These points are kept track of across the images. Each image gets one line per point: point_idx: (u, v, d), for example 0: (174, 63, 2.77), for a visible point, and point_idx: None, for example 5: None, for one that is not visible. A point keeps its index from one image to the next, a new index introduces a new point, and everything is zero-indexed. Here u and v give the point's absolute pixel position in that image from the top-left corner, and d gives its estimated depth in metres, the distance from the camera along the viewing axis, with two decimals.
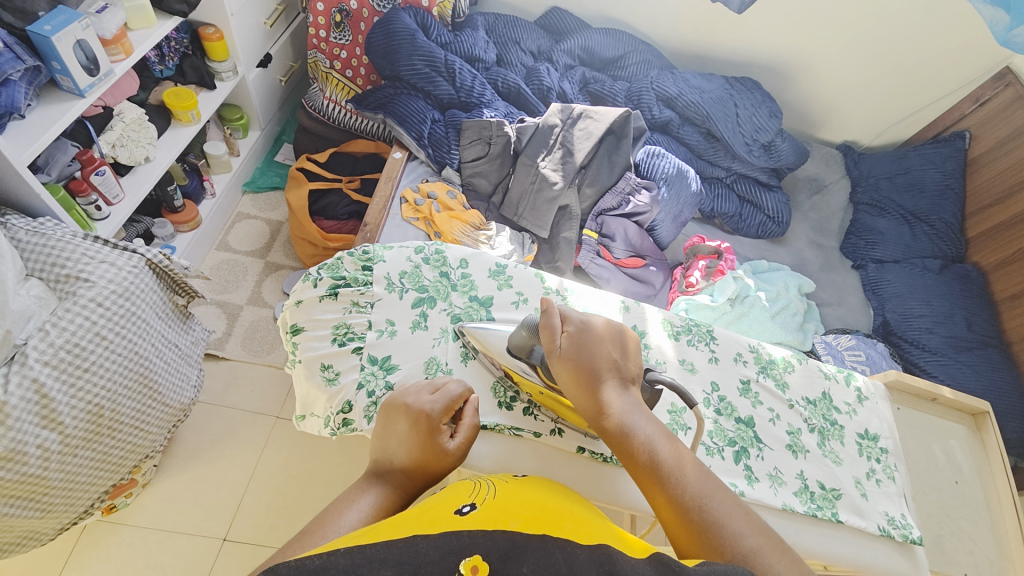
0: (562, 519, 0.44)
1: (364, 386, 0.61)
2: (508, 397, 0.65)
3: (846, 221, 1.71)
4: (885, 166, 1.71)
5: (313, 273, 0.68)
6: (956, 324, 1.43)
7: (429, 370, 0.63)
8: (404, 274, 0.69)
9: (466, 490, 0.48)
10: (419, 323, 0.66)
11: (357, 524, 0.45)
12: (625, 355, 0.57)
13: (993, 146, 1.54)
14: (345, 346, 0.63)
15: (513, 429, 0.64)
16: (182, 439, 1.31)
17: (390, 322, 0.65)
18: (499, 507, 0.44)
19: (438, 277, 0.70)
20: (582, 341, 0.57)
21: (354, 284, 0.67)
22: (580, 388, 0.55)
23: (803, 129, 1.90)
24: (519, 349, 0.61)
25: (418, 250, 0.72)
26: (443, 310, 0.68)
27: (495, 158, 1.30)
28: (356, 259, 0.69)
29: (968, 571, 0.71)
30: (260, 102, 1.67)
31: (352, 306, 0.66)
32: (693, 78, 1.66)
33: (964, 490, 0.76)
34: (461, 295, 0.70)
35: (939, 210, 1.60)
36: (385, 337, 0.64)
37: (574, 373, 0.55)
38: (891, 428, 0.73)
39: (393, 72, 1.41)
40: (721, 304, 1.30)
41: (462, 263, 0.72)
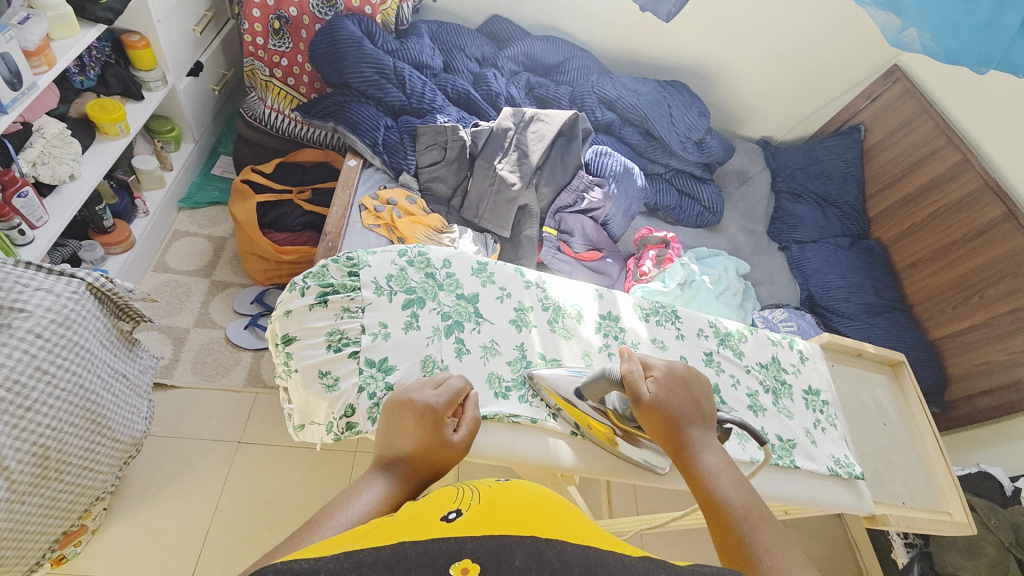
0: (550, 510, 0.47)
1: (365, 389, 0.59)
2: (503, 387, 0.64)
3: (770, 208, 1.91)
4: (798, 158, 1.93)
5: (299, 282, 0.66)
6: (867, 292, 1.66)
7: (427, 368, 0.62)
8: (390, 277, 0.67)
9: (453, 495, 0.48)
10: (411, 323, 0.64)
11: (363, 516, 0.45)
12: (708, 400, 0.61)
13: (885, 136, 1.80)
14: (340, 351, 0.61)
15: (512, 416, 0.63)
16: (133, 478, 1.22)
17: (383, 325, 0.63)
18: (485, 510, 0.44)
19: (424, 278, 0.68)
20: (669, 386, 0.60)
21: (342, 290, 0.65)
22: (666, 430, 0.58)
23: (728, 126, 2.09)
24: (594, 394, 0.63)
25: (401, 252, 0.70)
26: (433, 309, 0.66)
27: (452, 162, 1.33)
28: (341, 266, 0.66)
29: (904, 498, 0.80)
30: (192, 113, 1.59)
31: (342, 312, 0.64)
32: (629, 82, 1.78)
33: (892, 430, 0.85)
34: (448, 294, 0.68)
35: (845, 194, 1.85)
36: (380, 340, 0.62)
37: (660, 415, 0.59)
38: (830, 382, 0.83)
39: (340, 79, 1.39)
40: (673, 289, 1.41)
41: (446, 263, 0.70)
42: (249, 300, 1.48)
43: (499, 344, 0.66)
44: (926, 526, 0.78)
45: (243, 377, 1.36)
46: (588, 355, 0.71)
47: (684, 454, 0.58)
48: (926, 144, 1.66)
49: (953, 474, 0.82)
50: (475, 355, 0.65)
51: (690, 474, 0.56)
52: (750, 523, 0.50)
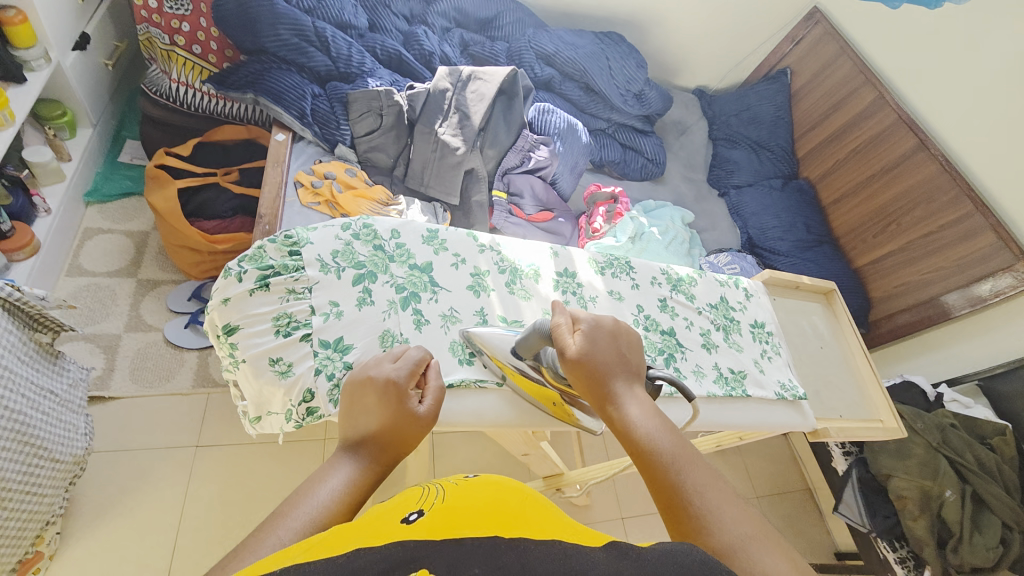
0: (516, 501, 0.46)
1: (321, 371, 0.56)
2: (467, 353, 0.63)
3: (709, 156, 1.98)
4: (732, 105, 1.99)
5: (234, 267, 0.60)
6: (799, 229, 1.79)
7: (386, 343, 0.58)
8: (336, 253, 0.61)
9: (416, 498, 0.46)
10: (364, 300, 0.60)
11: (332, 505, 0.44)
12: (632, 348, 0.58)
13: (810, 78, 1.89)
14: (292, 335, 0.56)
15: (478, 381, 0.61)
16: (83, 497, 1.13)
17: (333, 303, 0.58)
18: (447, 510, 0.42)
19: (373, 252, 0.63)
20: (592, 339, 0.56)
21: (284, 272, 0.59)
22: (593, 385, 0.55)
23: (665, 77, 2.12)
24: (529, 351, 0.59)
25: (344, 226, 0.64)
26: (386, 282, 0.61)
27: (389, 130, 1.27)
28: (280, 245, 0.60)
29: (840, 412, 0.87)
30: (84, 93, 1.40)
31: (288, 296, 0.58)
32: (566, 35, 1.73)
33: (828, 352, 0.92)
34: (400, 264, 0.63)
35: (775, 137, 1.95)
36: (332, 320, 0.57)
37: (585, 370, 0.55)
38: (773, 314, 0.89)
39: (255, 45, 1.26)
40: (624, 243, 1.44)
41: (394, 234, 0.65)
42: (185, 297, 1.37)
43: (458, 312, 0.63)
44: (860, 434, 0.85)
45: (191, 378, 1.28)
46: (548, 314, 0.70)
47: (609, 406, 0.54)
48: (845, 85, 1.76)
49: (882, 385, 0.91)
50: (435, 325, 0.61)
51: (619, 431, 0.52)
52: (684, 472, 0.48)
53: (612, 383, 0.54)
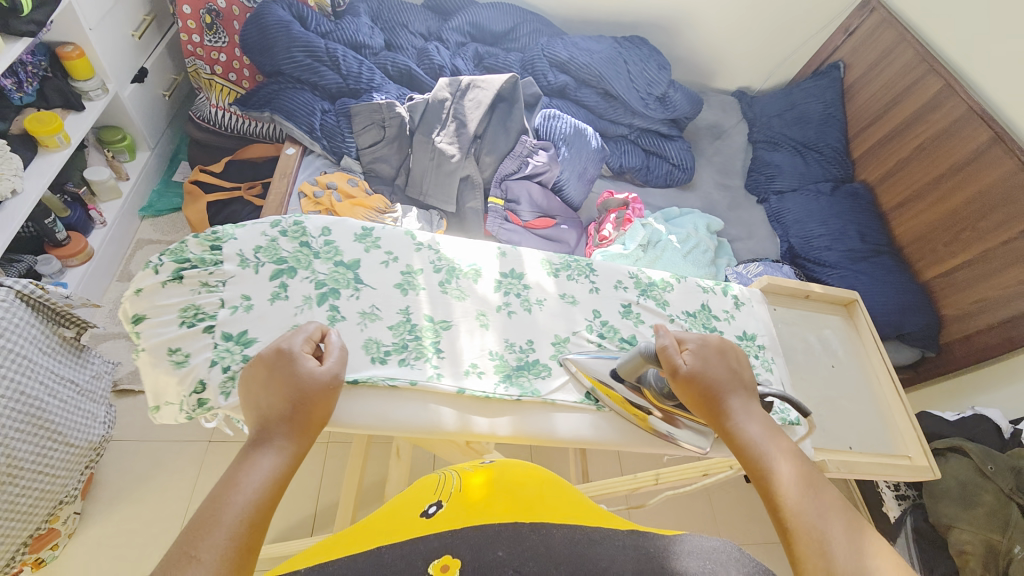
0: (529, 489, 0.53)
1: (219, 363, 0.52)
2: (381, 352, 0.58)
3: (747, 160, 1.82)
4: (775, 105, 1.83)
5: (152, 259, 0.56)
6: (851, 238, 1.56)
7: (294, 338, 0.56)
8: (259, 249, 0.60)
9: (432, 488, 0.55)
10: (278, 294, 0.57)
11: (263, 493, 0.42)
12: (745, 367, 0.59)
13: (865, 70, 1.70)
14: (194, 326, 0.53)
15: (389, 380, 0.56)
16: (105, 480, 1.23)
17: (246, 297, 0.56)
18: (463, 496, 0.51)
19: (298, 248, 0.61)
20: (705, 358, 0.58)
21: (202, 265, 0.57)
22: (708, 402, 0.57)
23: (699, 80, 2.00)
24: (630, 372, 0.60)
25: (273, 223, 0.62)
26: (306, 278, 0.59)
27: (392, 141, 1.29)
28: (202, 240, 0.58)
29: (852, 443, 0.73)
30: (143, 121, 1.59)
31: (200, 287, 0.56)
32: (582, 41, 1.70)
33: (841, 372, 0.79)
34: (324, 261, 0.61)
35: (825, 137, 1.75)
36: (240, 313, 0.55)
37: (702, 387, 0.57)
38: (768, 326, 0.78)
39: (274, 67, 1.36)
40: (634, 251, 1.35)
41: (325, 231, 0.63)
42: None
43: (380, 309, 0.61)
44: (872, 471, 0.70)
45: None
46: (485, 316, 0.65)
47: (722, 420, 0.56)
48: (905, 76, 1.56)
49: (911, 415, 0.75)
50: (352, 322, 0.59)
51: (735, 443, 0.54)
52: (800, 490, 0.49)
53: (726, 399, 0.56)
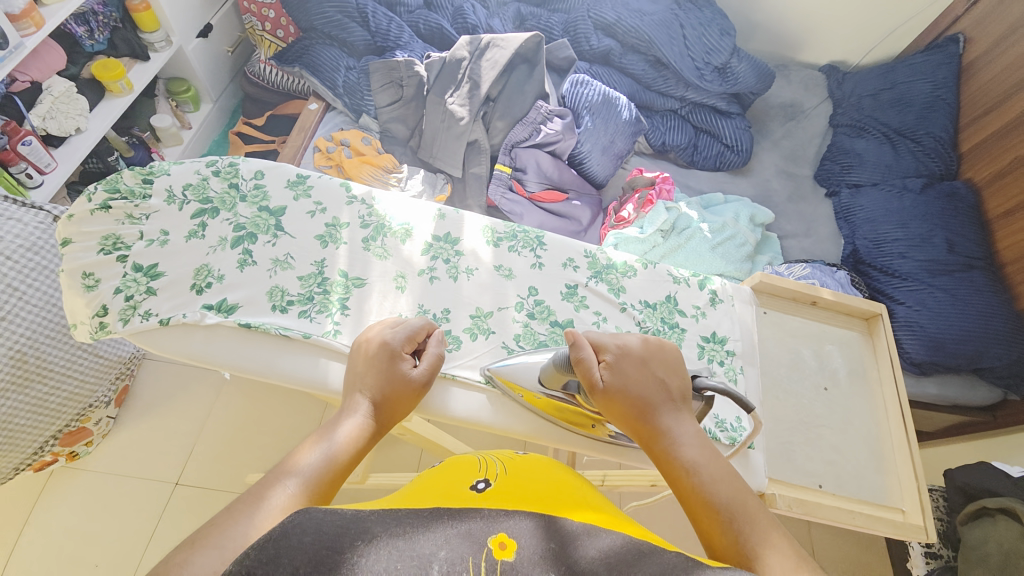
0: (574, 498, 0.46)
1: (123, 291, 0.62)
2: (284, 301, 0.64)
3: (823, 147, 1.56)
4: (870, 83, 1.54)
5: (90, 189, 0.66)
6: (935, 246, 1.26)
7: (199, 276, 0.64)
8: (188, 187, 0.68)
9: (474, 466, 0.50)
10: (196, 233, 0.66)
11: (341, 455, 0.47)
12: (673, 377, 0.55)
13: (991, 45, 1.36)
14: (109, 255, 0.63)
15: (281, 329, 0.61)
16: (138, 393, 1.36)
17: (163, 232, 0.65)
18: (512, 485, 0.46)
19: (226, 189, 0.69)
20: (627, 367, 0.55)
21: (130, 198, 0.66)
22: (635, 417, 0.53)
23: (779, 52, 1.74)
24: (552, 381, 0.59)
25: (210, 163, 0.71)
26: (226, 220, 0.67)
27: (409, 101, 1.26)
28: (136, 173, 0.67)
29: (823, 482, 0.64)
30: (206, 74, 1.66)
31: (125, 218, 0.65)
32: (634, 1, 1.53)
33: (835, 397, 0.70)
34: (249, 205, 0.69)
35: (927, 123, 1.42)
36: (153, 246, 0.64)
37: (623, 398, 0.53)
38: (745, 330, 0.70)
39: (307, 23, 1.39)
40: (651, 236, 1.22)
41: (256, 174, 0.71)
42: None
43: (293, 259, 0.66)
44: (845, 519, 0.62)
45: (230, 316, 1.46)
46: (407, 277, 0.69)
47: (649, 437, 0.52)
48: None
49: (916, 460, 0.66)
50: (261, 267, 0.65)
51: (664, 466, 0.51)
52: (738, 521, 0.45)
53: (652, 414, 0.53)
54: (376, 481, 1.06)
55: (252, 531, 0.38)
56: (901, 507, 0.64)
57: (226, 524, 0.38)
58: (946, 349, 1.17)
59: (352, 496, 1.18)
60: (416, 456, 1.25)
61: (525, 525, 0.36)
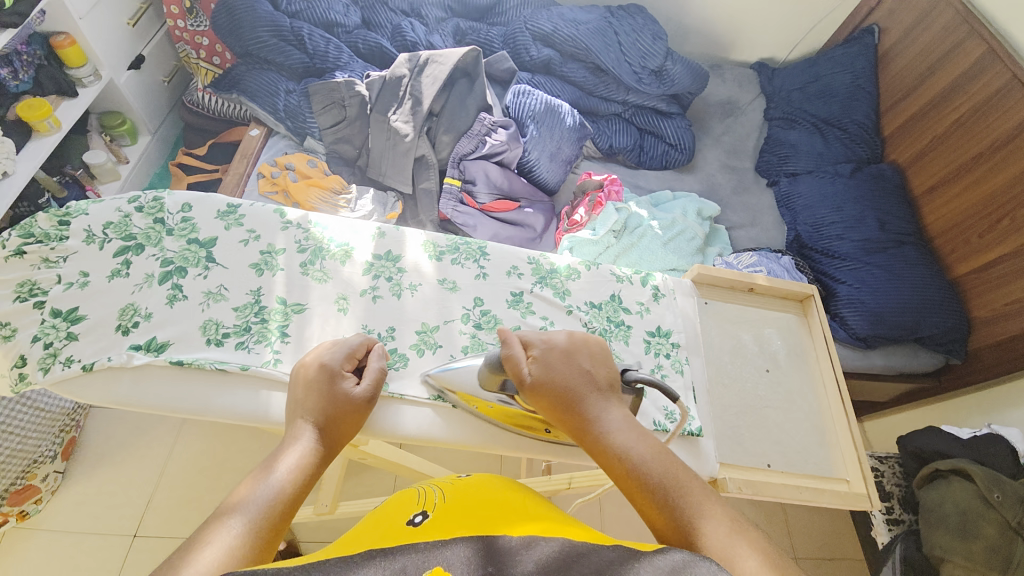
0: (516, 510, 0.46)
1: (41, 339, 0.59)
2: (219, 334, 0.62)
3: (761, 140, 1.63)
4: (796, 78, 1.63)
5: (1, 236, 0.63)
6: (869, 226, 1.33)
7: (125, 316, 0.61)
8: (109, 225, 0.66)
9: (413, 500, 0.50)
10: (119, 272, 0.63)
11: (287, 485, 0.46)
12: (597, 365, 0.57)
13: (902, 35, 1.47)
14: (25, 302, 0.60)
15: (217, 363, 0.59)
16: (88, 445, 1.28)
17: (84, 274, 0.63)
18: (451, 509, 0.46)
19: (151, 224, 0.67)
20: (551, 362, 0.56)
21: (45, 241, 0.63)
22: (567, 413, 0.54)
23: (713, 53, 1.82)
24: (490, 383, 0.59)
25: (132, 199, 0.68)
26: (152, 255, 0.65)
27: (354, 121, 1.25)
28: (51, 215, 0.64)
29: (771, 461, 0.67)
30: (142, 106, 1.61)
31: (41, 263, 0.62)
32: (569, 12, 1.58)
33: (777, 378, 0.73)
34: (176, 239, 0.66)
35: (851, 112, 1.51)
36: (72, 289, 0.61)
37: (552, 395, 0.54)
38: (688, 321, 0.72)
39: (243, 48, 1.37)
40: (604, 237, 1.25)
41: (184, 207, 0.69)
42: None
43: (227, 290, 0.64)
44: (794, 495, 0.64)
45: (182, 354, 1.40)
46: (348, 299, 0.68)
47: (580, 427, 0.53)
48: (947, 37, 1.33)
49: (855, 431, 0.69)
50: (192, 301, 0.63)
51: (598, 454, 0.51)
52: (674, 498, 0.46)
53: (580, 406, 0.53)
54: (347, 509, 1.03)
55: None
56: (845, 478, 0.68)
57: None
58: (887, 321, 1.23)
59: (328, 528, 1.15)
60: (390, 478, 1.22)
61: (471, 547, 0.36)
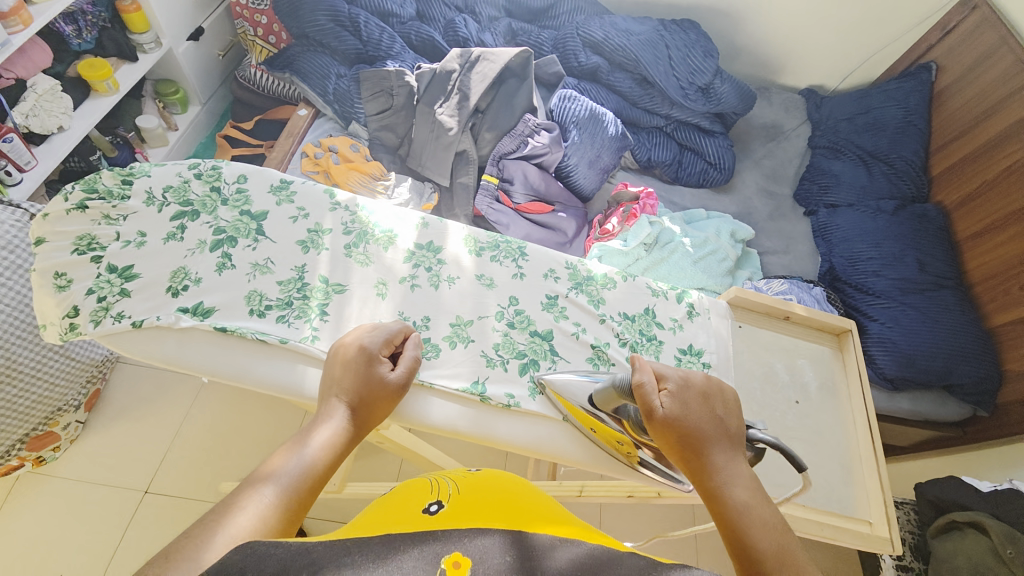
0: (529, 511, 0.46)
1: (96, 292, 0.61)
2: (262, 305, 0.63)
3: (802, 167, 1.60)
4: (846, 108, 1.59)
5: (68, 189, 0.66)
6: (907, 265, 1.30)
7: (175, 279, 0.63)
8: (169, 189, 0.68)
9: (426, 488, 0.50)
10: (174, 235, 0.65)
11: (318, 462, 0.47)
12: (731, 418, 0.55)
13: (960, 74, 1.42)
14: (84, 255, 0.63)
15: (258, 334, 0.61)
16: (111, 398, 1.33)
17: (141, 234, 0.65)
18: (465, 503, 0.46)
19: (207, 192, 0.69)
20: (687, 399, 0.54)
21: (108, 198, 0.66)
22: (688, 452, 0.52)
23: (763, 75, 1.79)
24: (607, 403, 0.59)
25: (192, 166, 0.71)
26: (206, 222, 0.67)
27: (399, 110, 1.27)
28: (116, 174, 0.67)
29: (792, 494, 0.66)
30: (196, 76, 1.66)
31: (102, 218, 0.65)
32: (622, 22, 1.57)
33: (806, 410, 0.72)
34: (230, 209, 0.68)
35: (900, 148, 1.47)
36: (130, 247, 0.64)
37: (678, 431, 0.53)
38: (721, 343, 0.72)
39: (300, 29, 1.40)
40: (634, 249, 1.24)
41: (239, 179, 0.71)
42: None
43: (273, 264, 0.66)
44: (813, 530, 0.64)
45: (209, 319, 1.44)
46: (387, 284, 0.69)
47: (699, 471, 0.51)
48: (1011, 78, 1.27)
49: (883, 474, 0.67)
50: (239, 271, 0.65)
51: (713, 504, 0.49)
52: (788, 572, 0.42)
53: (706, 449, 0.51)
54: (354, 489, 1.05)
55: (225, 542, 0.36)
56: (867, 519, 0.66)
57: (200, 535, 0.37)
58: (917, 365, 1.20)
59: (331, 506, 1.17)
60: (397, 465, 1.24)
61: (493, 541, 0.36)
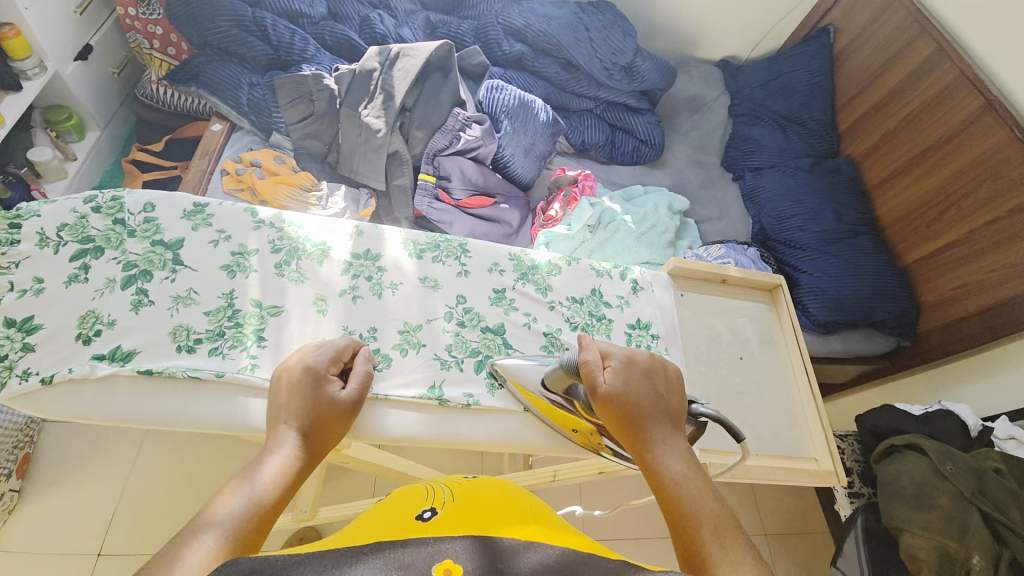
0: (505, 512, 0.46)
1: None
2: (190, 340, 0.59)
3: (726, 136, 1.68)
4: (758, 75, 1.68)
5: None
6: (826, 217, 1.40)
7: (85, 324, 0.58)
8: (64, 227, 0.62)
9: (422, 495, 0.49)
10: (77, 277, 0.60)
11: (267, 496, 0.44)
12: (671, 392, 0.56)
13: (856, 34, 1.53)
14: None
15: (190, 371, 0.57)
16: (42, 463, 1.21)
17: (37, 280, 0.59)
18: (460, 510, 0.45)
19: (110, 225, 0.63)
20: (627, 377, 0.56)
21: None
22: (628, 428, 0.53)
23: (681, 50, 1.86)
24: (558, 384, 0.61)
25: (88, 199, 0.64)
26: (114, 259, 0.62)
27: (323, 116, 1.21)
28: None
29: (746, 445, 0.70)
30: (90, 99, 1.50)
31: None
32: (540, 8, 1.58)
33: (749, 365, 0.76)
34: (139, 241, 0.63)
35: (810, 108, 1.58)
36: (26, 297, 0.57)
37: (620, 408, 0.54)
38: (666, 313, 0.74)
39: (201, 39, 1.30)
40: (579, 232, 1.26)
41: (146, 207, 0.65)
42: None
43: (197, 294, 0.62)
44: (767, 475, 0.68)
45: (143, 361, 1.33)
46: (327, 300, 0.66)
47: (640, 445, 0.52)
48: (899, 36, 1.39)
49: (823, 413, 0.73)
50: (160, 307, 0.60)
51: (652, 477, 0.50)
52: (720, 537, 0.42)
53: (646, 423, 0.53)
54: (327, 514, 1.01)
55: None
56: (813, 456, 0.72)
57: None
58: (845, 308, 1.30)
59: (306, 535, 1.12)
60: (370, 481, 1.20)
61: (462, 545, 0.36)
